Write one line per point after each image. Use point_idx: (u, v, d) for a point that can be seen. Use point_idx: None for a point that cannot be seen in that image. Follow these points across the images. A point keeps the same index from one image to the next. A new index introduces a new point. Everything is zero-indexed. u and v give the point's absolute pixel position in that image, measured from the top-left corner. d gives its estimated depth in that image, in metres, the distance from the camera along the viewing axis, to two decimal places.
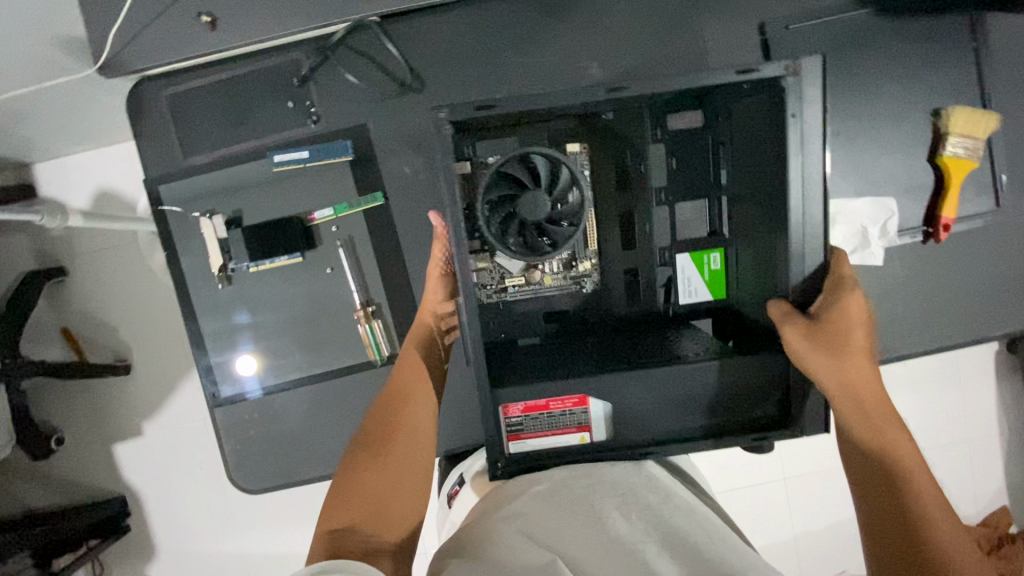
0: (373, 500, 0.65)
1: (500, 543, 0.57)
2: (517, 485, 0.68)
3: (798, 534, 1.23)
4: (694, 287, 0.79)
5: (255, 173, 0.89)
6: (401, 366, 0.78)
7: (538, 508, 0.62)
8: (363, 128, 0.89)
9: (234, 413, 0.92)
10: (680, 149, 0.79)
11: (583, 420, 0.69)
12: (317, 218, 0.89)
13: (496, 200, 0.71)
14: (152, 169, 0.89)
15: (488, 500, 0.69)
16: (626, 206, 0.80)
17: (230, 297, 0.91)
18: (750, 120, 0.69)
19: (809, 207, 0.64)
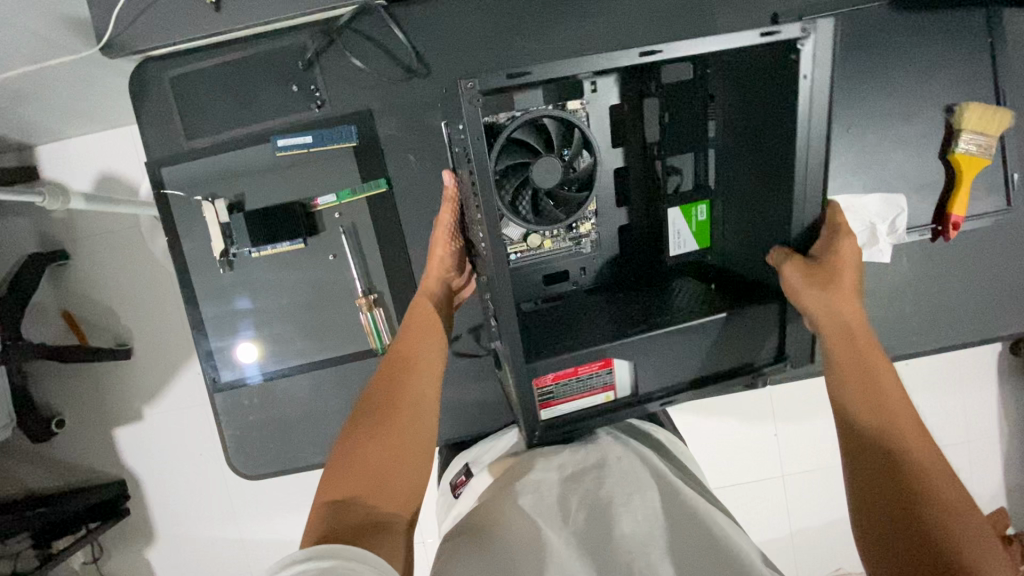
0: (376, 470, 0.63)
1: (510, 529, 0.57)
2: (526, 466, 0.69)
3: (795, 530, 1.23)
4: (683, 239, 0.79)
5: (258, 157, 0.88)
6: (411, 327, 0.77)
7: (547, 495, 0.62)
8: (367, 114, 0.88)
9: (234, 398, 0.92)
10: (672, 102, 0.76)
11: (608, 380, 0.68)
12: (320, 204, 0.88)
13: (508, 167, 0.70)
14: (155, 151, 0.88)
15: (498, 485, 0.68)
16: (626, 169, 0.79)
17: (232, 283, 0.90)
18: (751, 81, 0.66)
19: (811, 173, 0.63)
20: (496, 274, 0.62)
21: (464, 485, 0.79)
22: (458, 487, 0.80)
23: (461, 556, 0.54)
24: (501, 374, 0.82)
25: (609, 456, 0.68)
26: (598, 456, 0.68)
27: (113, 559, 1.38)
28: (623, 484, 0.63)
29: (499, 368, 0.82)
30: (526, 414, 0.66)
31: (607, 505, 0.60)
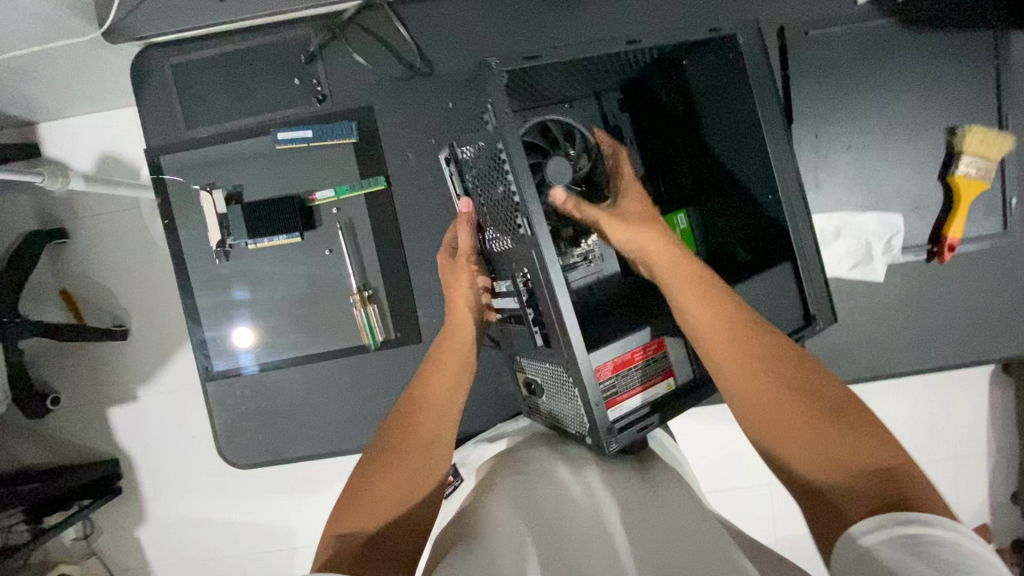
0: (378, 511, 0.62)
1: (493, 522, 0.59)
2: (504, 468, 0.70)
3: (779, 537, 1.24)
4: None
5: (258, 149, 0.88)
6: (440, 355, 0.74)
7: (525, 487, 0.64)
8: (368, 110, 0.87)
9: (226, 388, 0.92)
10: (638, 128, 0.83)
11: (666, 365, 0.70)
12: (318, 200, 0.88)
13: None
14: (156, 139, 0.89)
15: (483, 485, 0.69)
16: None
17: (228, 274, 0.90)
18: (705, 87, 0.76)
19: (782, 146, 0.72)
20: (538, 257, 0.60)
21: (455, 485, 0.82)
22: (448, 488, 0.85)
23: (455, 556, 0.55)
24: (534, 402, 0.79)
25: (580, 451, 0.70)
26: (583, 454, 0.69)
27: (103, 537, 1.39)
28: (596, 474, 0.65)
29: (531, 398, 0.79)
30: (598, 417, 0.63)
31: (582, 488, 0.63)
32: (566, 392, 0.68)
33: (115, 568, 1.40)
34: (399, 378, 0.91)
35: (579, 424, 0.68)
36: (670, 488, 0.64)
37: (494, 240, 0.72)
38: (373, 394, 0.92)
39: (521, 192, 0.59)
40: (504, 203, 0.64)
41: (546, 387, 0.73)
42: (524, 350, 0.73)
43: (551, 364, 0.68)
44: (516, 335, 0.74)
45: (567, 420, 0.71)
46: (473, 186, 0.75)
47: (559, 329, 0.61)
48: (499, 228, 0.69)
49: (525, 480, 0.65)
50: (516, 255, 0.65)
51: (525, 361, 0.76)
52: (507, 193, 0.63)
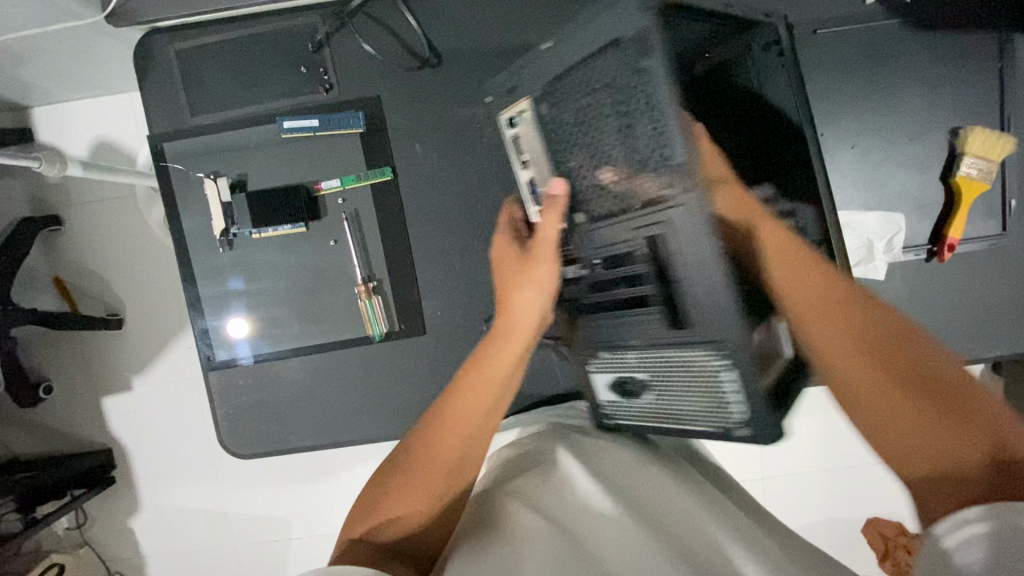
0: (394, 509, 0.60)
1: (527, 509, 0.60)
2: (524, 456, 0.71)
3: None
4: None
5: (262, 138, 0.87)
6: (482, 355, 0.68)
7: (555, 479, 0.65)
8: (375, 100, 0.87)
9: (228, 378, 0.92)
10: None
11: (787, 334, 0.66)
12: (324, 189, 0.88)
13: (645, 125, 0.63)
14: (159, 125, 0.88)
15: (499, 473, 0.71)
16: None
17: (230, 263, 0.89)
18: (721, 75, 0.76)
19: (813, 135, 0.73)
20: (687, 216, 0.57)
21: None
22: None
23: (488, 540, 0.56)
24: (622, 405, 0.71)
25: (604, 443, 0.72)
26: (605, 446, 0.71)
27: (97, 526, 1.39)
28: (624, 468, 0.67)
29: (619, 401, 0.71)
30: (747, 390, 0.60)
31: (613, 480, 0.65)
32: (705, 382, 0.62)
33: (109, 559, 1.39)
34: (403, 370, 0.92)
35: (716, 415, 0.63)
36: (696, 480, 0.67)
37: (593, 218, 0.66)
38: (377, 385, 0.92)
39: (676, 145, 0.56)
40: (626, 164, 0.61)
41: (656, 383, 0.66)
42: (637, 340, 0.66)
43: (695, 351, 0.61)
44: (630, 322, 0.67)
45: (683, 417, 0.66)
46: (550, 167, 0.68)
47: (718, 300, 0.58)
48: (609, 198, 0.64)
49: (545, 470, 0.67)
50: (640, 224, 0.61)
51: (627, 358, 0.68)
52: (638, 148, 0.59)
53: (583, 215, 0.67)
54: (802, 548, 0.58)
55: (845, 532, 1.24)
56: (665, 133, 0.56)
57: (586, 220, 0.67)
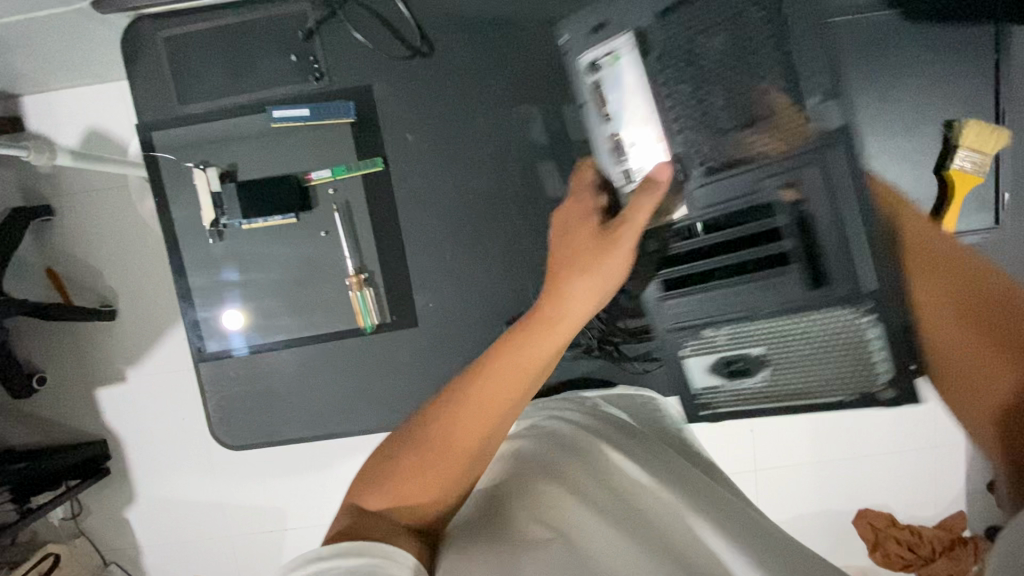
0: (410, 491, 0.57)
1: (531, 499, 0.61)
2: (527, 451, 0.73)
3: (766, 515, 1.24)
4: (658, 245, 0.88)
5: (251, 127, 0.86)
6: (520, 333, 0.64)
7: (559, 472, 0.67)
8: (366, 90, 0.86)
9: (220, 369, 0.92)
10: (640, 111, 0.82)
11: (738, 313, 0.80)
12: (313, 179, 0.87)
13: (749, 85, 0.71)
14: (148, 114, 0.87)
15: (496, 471, 0.69)
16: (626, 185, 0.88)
17: (221, 254, 0.89)
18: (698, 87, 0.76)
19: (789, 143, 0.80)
20: (838, 169, 0.65)
21: None
22: None
23: (491, 524, 0.56)
24: (728, 384, 0.79)
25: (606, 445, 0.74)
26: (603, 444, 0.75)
27: (92, 516, 1.39)
28: (623, 468, 0.70)
29: (724, 380, 0.79)
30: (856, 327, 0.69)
31: (613, 481, 0.67)
32: (831, 347, 0.72)
33: (104, 549, 1.40)
34: (395, 362, 0.92)
35: (838, 381, 0.74)
36: (697, 485, 0.69)
37: (708, 177, 0.73)
38: (368, 376, 0.92)
39: (818, 97, 0.67)
40: (757, 120, 0.69)
41: (774, 357, 0.75)
42: (753, 314, 0.73)
43: (832, 313, 0.69)
44: (737, 299, 0.73)
45: (800, 386, 0.76)
46: (654, 133, 0.76)
47: (857, 246, 0.65)
48: (732, 152, 0.71)
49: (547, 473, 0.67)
50: (778, 177, 0.68)
51: (742, 336, 0.75)
52: (770, 102, 0.69)
53: (698, 176, 0.73)
54: (784, 546, 0.62)
55: (835, 524, 1.25)
56: (809, 87, 0.67)
57: (699, 182, 0.73)
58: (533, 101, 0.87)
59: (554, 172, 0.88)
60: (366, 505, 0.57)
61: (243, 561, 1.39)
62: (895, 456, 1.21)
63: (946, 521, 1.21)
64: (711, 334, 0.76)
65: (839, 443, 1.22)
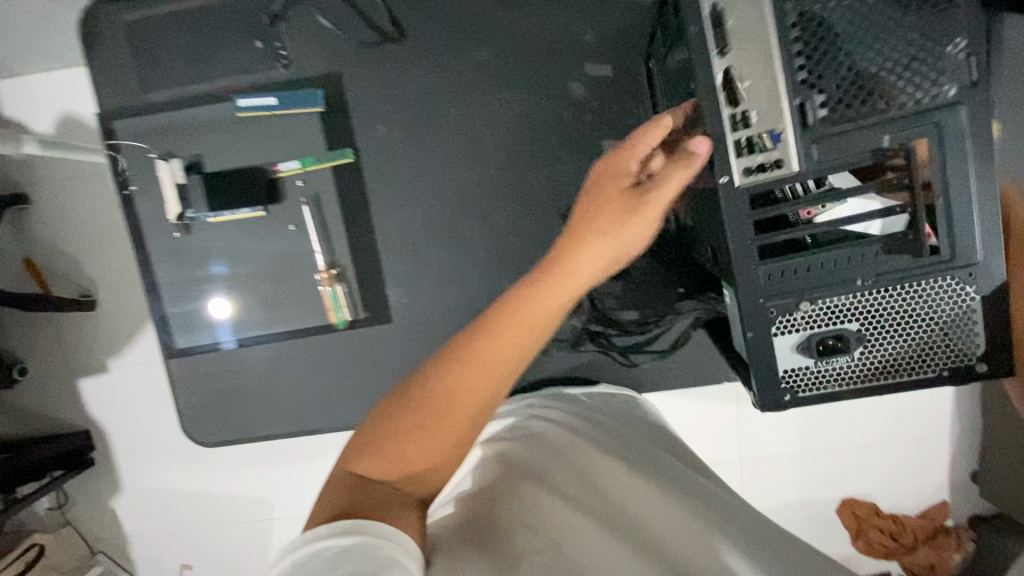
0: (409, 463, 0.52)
1: (521, 500, 0.62)
2: (514, 452, 0.74)
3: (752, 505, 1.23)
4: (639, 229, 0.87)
5: (216, 117, 0.83)
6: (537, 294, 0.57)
7: (547, 475, 0.68)
8: (335, 78, 0.83)
9: (189, 365, 0.90)
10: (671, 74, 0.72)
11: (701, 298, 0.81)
12: (282, 171, 0.84)
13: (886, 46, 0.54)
14: (108, 103, 0.83)
15: (485, 475, 0.70)
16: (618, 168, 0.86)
17: (187, 248, 0.86)
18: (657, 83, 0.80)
19: None
20: (960, 122, 0.53)
21: None
22: None
23: (486, 530, 0.57)
24: (814, 365, 0.63)
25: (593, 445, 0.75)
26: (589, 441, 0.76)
27: (75, 508, 1.38)
28: (609, 466, 0.70)
29: (810, 362, 0.63)
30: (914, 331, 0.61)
31: (599, 480, 0.68)
32: (937, 315, 0.60)
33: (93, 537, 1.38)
34: (370, 357, 0.90)
35: (938, 355, 0.61)
36: (685, 482, 0.69)
37: (824, 128, 0.55)
38: (342, 371, 0.91)
39: (962, 40, 0.53)
40: (894, 65, 0.54)
41: (871, 330, 0.61)
42: (860, 281, 0.59)
43: (938, 279, 0.58)
44: (842, 265, 0.59)
45: (897, 364, 0.62)
46: (763, 73, 0.55)
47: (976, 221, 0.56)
48: (857, 100, 0.55)
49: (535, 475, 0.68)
50: (898, 134, 0.54)
51: (838, 307, 0.61)
52: (909, 44, 0.54)
53: (815, 124, 0.55)
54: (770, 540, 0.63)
55: (820, 515, 1.24)
56: (951, 31, 0.53)
57: (814, 133, 0.55)
58: (509, 90, 0.84)
59: (532, 164, 0.86)
60: (364, 472, 0.51)
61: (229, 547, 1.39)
62: (880, 448, 1.20)
63: (930, 511, 1.22)
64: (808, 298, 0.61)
65: (825, 436, 1.20)
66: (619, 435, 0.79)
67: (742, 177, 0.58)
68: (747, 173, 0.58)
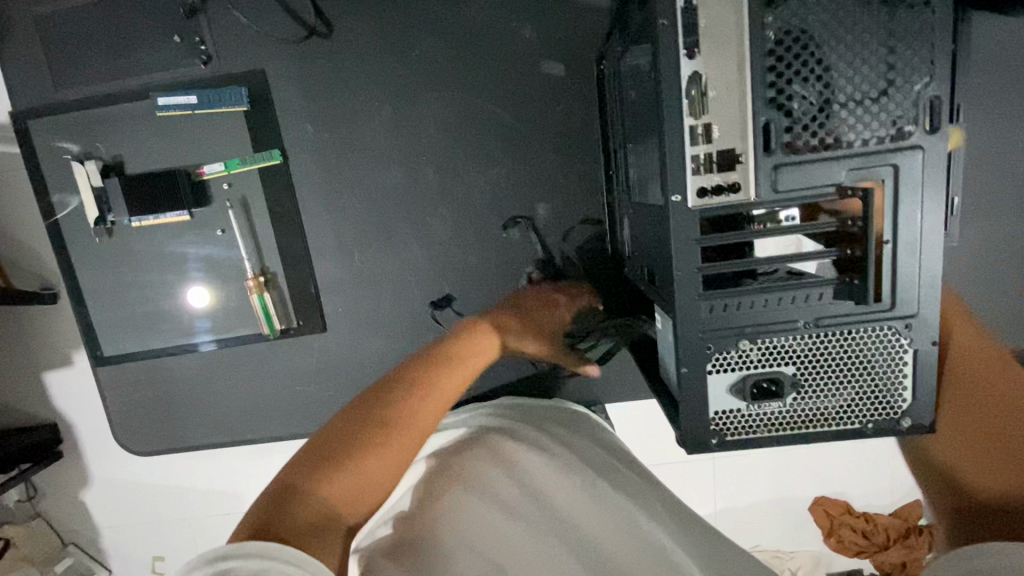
0: (327, 481, 0.52)
1: (458, 519, 0.63)
2: (458, 463, 0.74)
3: (717, 508, 1.20)
4: (582, 234, 0.84)
5: (135, 117, 0.79)
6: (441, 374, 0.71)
7: (490, 491, 0.69)
8: (259, 74, 0.78)
9: (121, 373, 0.87)
10: (632, 83, 0.66)
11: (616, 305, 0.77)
12: (206, 173, 0.80)
13: (862, 82, 0.50)
14: (22, 101, 0.79)
15: (426, 489, 0.70)
16: (573, 168, 0.82)
17: (108, 253, 0.83)
18: (609, 85, 0.75)
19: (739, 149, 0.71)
20: (916, 169, 0.51)
21: None
22: None
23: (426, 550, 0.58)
24: (746, 409, 0.59)
25: (540, 454, 0.75)
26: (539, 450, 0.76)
27: None
28: (555, 480, 0.71)
29: (741, 405, 0.59)
30: (849, 379, 0.57)
31: (542, 495, 0.69)
32: (873, 365, 0.56)
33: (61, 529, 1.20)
34: (306, 365, 0.87)
35: (866, 408, 0.58)
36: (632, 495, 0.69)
37: (785, 155, 0.51)
38: (278, 380, 0.88)
39: (930, 81, 0.49)
40: (861, 97, 0.50)
41: (808, 376, 0.57)
42: (803, 322, 0.55)
43: (880, 326, 0.55)
44: (786, 303, 0.55)
45: (827, 415, 0.58)
46: (732, 87, 0.50)
47: (920, 269, 0.54)
48: (821, 129, 0.51)
49: (479, 489, 0.68)
50: (857, 171, 0.51)
51: (778, 348, 0.56)
52: (878, 77, 0.50)
53: (775, 152, 0.51)
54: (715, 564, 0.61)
55: (791, 513, 1.20)
56: (922, 70, 0.49)
57: (776, 160, 0.51)
58: (443, 88, 0.79)
59: (469, 167, 0.82)
60: (299, 490, 0.50)
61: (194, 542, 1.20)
62: (847, 455, 1.17)
63: (903, 510, 1.17)
64: (745, 334, 0.56)
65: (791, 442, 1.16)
66: (567, 444, 0.79)
67: (695, 198, 0.52)
68: (700, 195, 0.53)
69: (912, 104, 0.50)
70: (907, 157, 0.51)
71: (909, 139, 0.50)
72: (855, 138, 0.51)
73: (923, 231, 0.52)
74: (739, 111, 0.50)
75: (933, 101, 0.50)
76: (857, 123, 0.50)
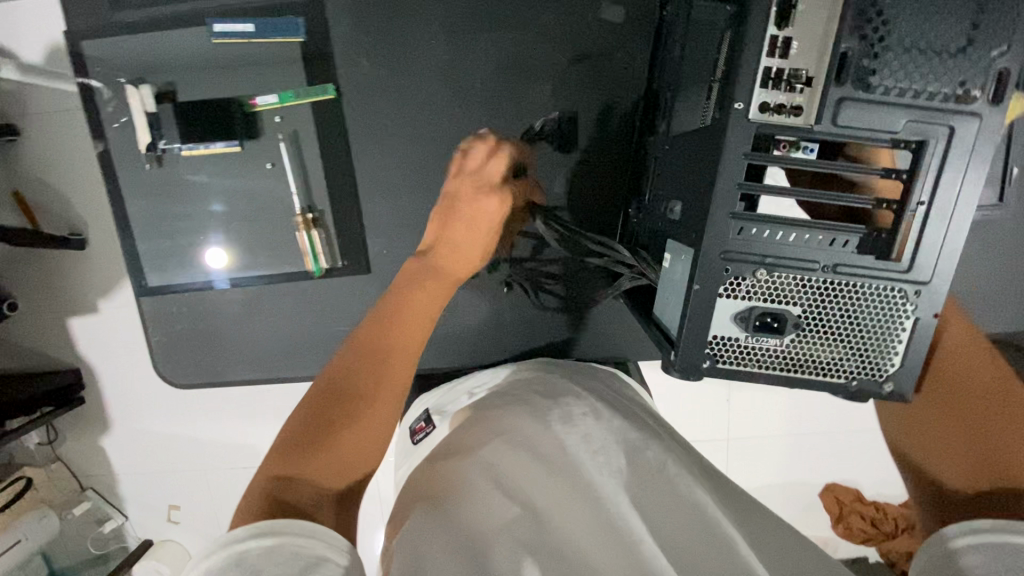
0: (320, 468, 0.55)
1: (478, 480, 0.61)
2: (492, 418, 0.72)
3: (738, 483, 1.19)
4: (610, 187, 0.84)
5: (191, 43, 0.78)
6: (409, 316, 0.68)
7: (518, 444, 0.65)
8: (318, 6, 0.77)
9: (161, 305, 0.87)
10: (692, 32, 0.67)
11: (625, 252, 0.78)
12: (260, 105, 0.79)
13: (944, 33, 0.48)
14: (76, 20, 0.78)
15: (459, 438, 0.71)
16: (617, 118, 0.81)
17: (156, 182, 0.83)
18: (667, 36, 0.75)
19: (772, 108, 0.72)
20: (972, 137, 0.50)
21: (424, 431, 0.80)
22: (417, 433, 0.81)
23: (462, 511, 0.56)
24: (743, 341, 0.57)
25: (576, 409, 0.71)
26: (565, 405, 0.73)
27: None
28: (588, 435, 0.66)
29: (739, 335, 0.57)
30: (857, 331, 0.56)
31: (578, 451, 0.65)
32: (878, 322, 0.55)
33: (80, 475, 1.20)
34: (345, 307, 0.88)
35: (856, 364, 0.57)
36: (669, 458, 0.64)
37: (853, 90, 0.50)
38: (317, 320, 0.88)
39: (1007, 50, 0.48)
40: (940, 50, 0.49)
41: (812, 321, 0.56)
42: (822, 265, 0.54)
43: (890, 286, 0.54)
44: (809, 241, 0.54)
45: (814, 364, 0.57)
46: (823, 5, 0.49)
47: (947, 240, 0.53)
48: (893, 71, 0.49)
49: (513, 440, 0.67)
50: (914, 124, 0.50)
51: (791, 284, 0.55)
52: (960, 31, 0.48)
53: (845, 83, 0.49)
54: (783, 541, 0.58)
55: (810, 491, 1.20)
56: (1002, 37, 0.48)
57: (843, 92, 0.50)
58: (501, 30, 0.78)
59: (522, 113, 0.81)
60: (291, 473, 0.53)
61: (214, 489, 1.21)
62: (873, 435, 1.17)
63: None
64: (755, 267, 0.54)
65: (819, 420, 1.15)
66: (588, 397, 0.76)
67: (756, 111, 0.51)
68: (763, 109, 0.51)
69: (982, 70, 0.49)
70: (963, 123, 0.50)
71: (971, 105, 0.49)
72: (919, 90, 0.50)
73: (961, 205, 0.52)
74: (823, 32, 0.49)
75: (1004, 73, 0.49)
76: (926, 76, 0.49)
